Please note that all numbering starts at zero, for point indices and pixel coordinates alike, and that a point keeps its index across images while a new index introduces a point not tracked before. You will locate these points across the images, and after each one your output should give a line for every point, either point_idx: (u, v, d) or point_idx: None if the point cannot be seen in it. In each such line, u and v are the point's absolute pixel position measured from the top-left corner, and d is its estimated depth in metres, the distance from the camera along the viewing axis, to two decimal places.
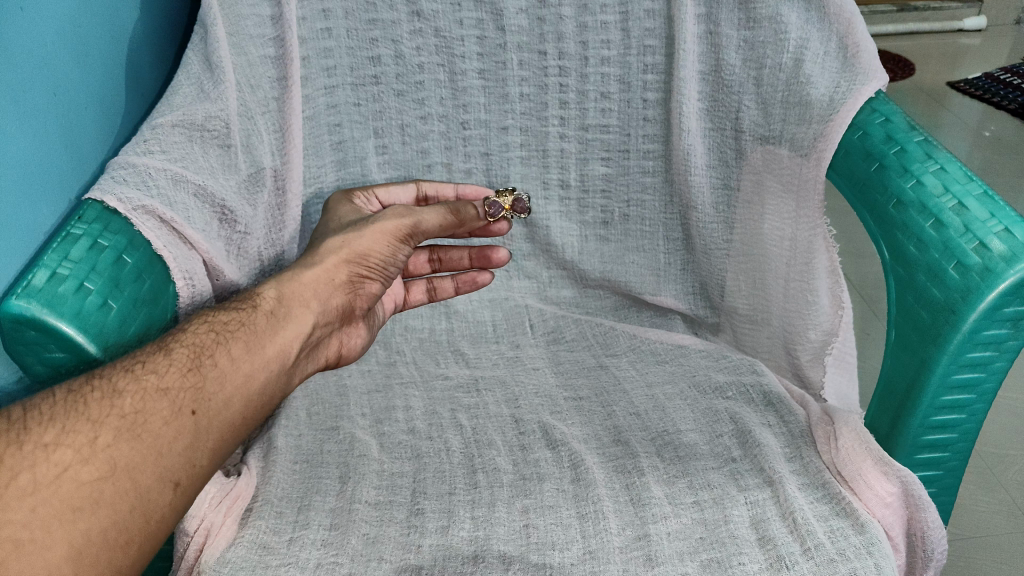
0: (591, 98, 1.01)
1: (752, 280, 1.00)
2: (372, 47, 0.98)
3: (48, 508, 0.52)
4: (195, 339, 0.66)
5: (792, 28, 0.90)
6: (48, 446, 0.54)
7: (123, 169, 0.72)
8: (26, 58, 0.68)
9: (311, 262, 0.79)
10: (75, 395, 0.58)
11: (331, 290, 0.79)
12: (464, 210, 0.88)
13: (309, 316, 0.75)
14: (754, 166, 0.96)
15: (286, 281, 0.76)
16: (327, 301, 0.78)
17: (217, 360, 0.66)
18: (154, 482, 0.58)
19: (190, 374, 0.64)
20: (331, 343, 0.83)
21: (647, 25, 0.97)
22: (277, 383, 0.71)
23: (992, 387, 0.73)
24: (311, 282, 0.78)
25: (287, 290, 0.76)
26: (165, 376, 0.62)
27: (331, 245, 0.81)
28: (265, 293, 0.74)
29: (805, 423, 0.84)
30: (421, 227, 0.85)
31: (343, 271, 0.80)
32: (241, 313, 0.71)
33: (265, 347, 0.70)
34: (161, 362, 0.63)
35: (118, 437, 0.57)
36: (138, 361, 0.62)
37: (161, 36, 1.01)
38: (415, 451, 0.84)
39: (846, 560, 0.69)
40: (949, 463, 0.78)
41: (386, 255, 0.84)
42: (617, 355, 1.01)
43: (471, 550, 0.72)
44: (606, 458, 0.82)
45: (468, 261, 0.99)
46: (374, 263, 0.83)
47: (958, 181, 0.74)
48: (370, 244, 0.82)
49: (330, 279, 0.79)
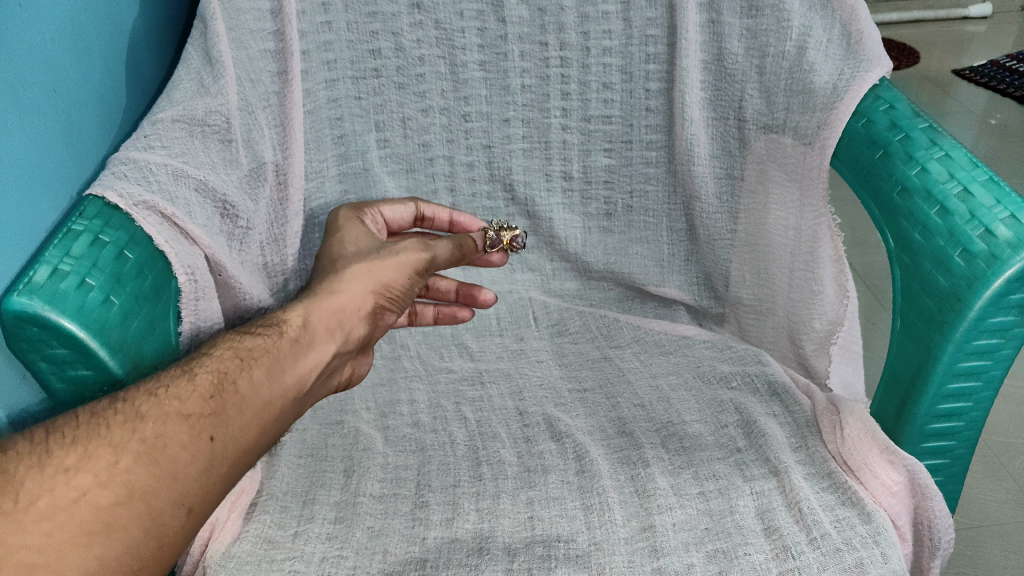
0: (593, 88, 1.00)
1: (757, 270, 1.00)
2: (372, 40, 0.97)
3: (63, 532, 0.51)
4: (218, 364, 0.65)
5: (794, 15, 0.90)
6: (69, 471, 0.54)
7: (124, 164, 0.72)
8: (26, 54, 0.68)
9: (336, 288, 0.77)
10: (97, 419, 0.57)
11: (355, 320, 0.77)
12: (466, 243, 0.89)
13: (330, 347, 0.73)
14: (758, 155, 0.95)
15: (312, 306, 0.74)
16: (349, 331, 0.76)
17: (238, 386, 0.64)
18: (169, 506, 0.56)
19: (210, 399, 0.62)
20: (342, 368, 0.79)
21: (648, 14, 0.96)
22: (291, 410, 0.69)
23: (1000, 374, 0.72)
24: (336, 310, 0.75)
25: (313, 317, 0.73)
26: (186, 403, 0.61)
27: (357, 271, 0.79)
28: (290, 318, 0.72)
29: (810, 412, 0.84)
30: (435, 263, 0.84)
31: (368, 301, 0.78)
32: (265, 339, 0.69)
33: (283, 377, 0.68)
34: (183, 387, 0.62)
35: (138, 461, 0.56)
36: (161, 385, 0.61)
37: (161, 32, 1.00)
38: (419, 444, 0.84)
39: (853, 550, 0.68)
40: (955, 452, 0.77)
41: (406, 288, 0.82)
42: (621, 346, 1.00)
43: (476, 543, 0.72)
44: (612, 449, 0.82)
45: (453, 294, 0.97)
46: (396, 295, 0.81)
47: (964, 168, 0.73)
48: (393, 275, 0.80)
49: (355, 308, 0.77)
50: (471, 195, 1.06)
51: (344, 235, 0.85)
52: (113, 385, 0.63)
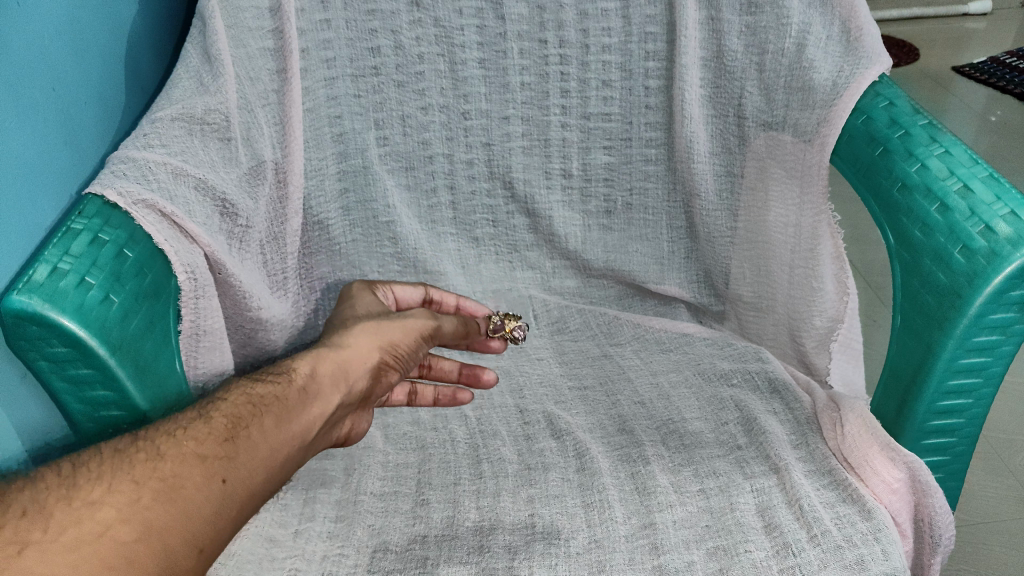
0: (593, 86, 1.00)
1: (756, 267, 1.00)
2: (372, 38, 0.97)
3: (85, 565, 0.50)
4: (232, 409, 0.64)
5: (794, 12, 0.90)
6: (94, 505, 0.53)
7: (123, 163, 0.72)
8: (24, 52, 0.68)
9: (345, 342, 0.75)
10: (119, 457, 0.56)
11: (363, 374, 0.74)
12: (470, 323, 0.91)
13: (337, 400, 0.71)
14: (758, 152, 0.95)
15: (320, 356, 0.72)
16: (356, 385, 0.74)
17: (251, 431, 0.62)
18: (185, 546, 0.54)
19: (225, 442, 0.60)
20: (343, 424, 0.76)
21: (647, 12, 0.97)
22: (297, 462, 0.66)
23: (1000, 371, 0.72)
24: (344, 362, 0.73)
25: (323, 368, 0.71)
26: (203, 444, 0.59)
27: (366, 329, 0.77)
28: (299, 368, 0.70)
29: (810, 410, 0.84)
30: (438, 331, 0.85)
31: (376, 356, 0.76)
32: (278, 386, 0.68)
33: (294, 425, 0.66)
34: (199, 429, 0.60)
35: (157, 499, 0.54)
36: (178, 427, 0.60)
37: (160, 33, 1.00)
38: (420, 442, 0.84)
39: (853, 546, 0.69)
40: (955, 448, 0.77)
41: (413, 350, 0.81)
42: (621, 344, 1.01)
43: (477, 540, 0.72)
44: (612, 447, 0.82)
45: (457, 374, 0.89)
46: (403, 354, 0.79)
47: (964, 164, 0.73)
48: (400, 334, 0.79)
49: (363, 362, 0.75)
50: (470, 193, 1.05)
51: (355, 303, 0.84)
52: (113, 384, 0.63)
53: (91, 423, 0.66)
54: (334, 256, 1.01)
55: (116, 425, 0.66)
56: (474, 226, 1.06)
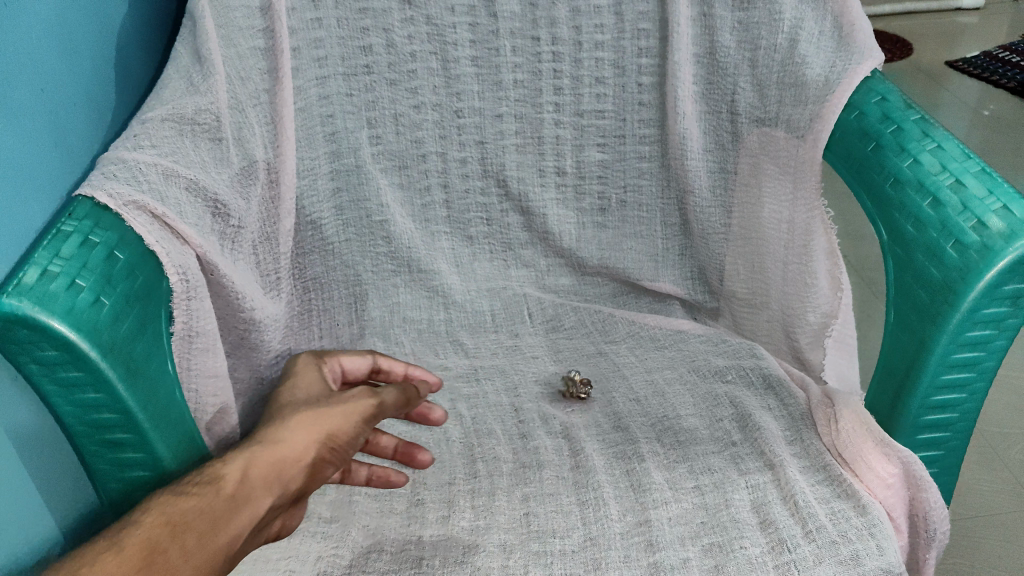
0: (586, 83, 1.00)
1: (750, 264, 1.00)
2: (364, 37, 0.97)
3: None
4: (162, 518, 0.57)
5: (787, 7, 0.91)
6: None
7: (114, 164, 0.72)
8: (12, 53, 0.68)
9: (281, 436, 0.65)
10: None
11: (300, 473, 0.64)
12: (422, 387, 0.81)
13: (268, 504, 0.62)
14: (751, 149, 0.95)
15: (252, 456, 0.63)
16: (290, 487, 0.64)
17: (182, 546, 0.56)
18: None
19: (147, 561, 0.54)
20: (274, 523, 0.66)
21: (640, 8, 0.97)
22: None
23: (993, 365, 0.72)
24: (280, 461, 0.64)
25: (255, 469, 0.62)
26: (123, 563, 0.53)
27: (301, 421, 0.66)
28: (227, 473, 0.61)
29: (805, 405, 0.84)
30: (383, 411, 0.73)
31: (315, 451, 0.66)
32: (207, 492, 0.59)
33: (223, 536, 0.58)
34: (119, 545, 0.54)
35: None
36: (105, 542, 0.54)
37: (150, 32, 1.00)
38: (415, 442, 0.84)
39: (848, 542, 0.69)
40: (950, 443, 0.77)
41: (352, 439, 0.69)
42: (616, 341, 1.00)
43: (472, 539, 0.72)
44: (607, 444, 0.82)
45: (392, 450, 0.80)
46: (341, 446, 0.67)
47: (956, 159, 0.73)
48: (337, 423, 0.68)
49: (300, 461, 0.65)
50: (464, 191, 1.04)
51: (297, 381, 0.76)
52: (104, 386, 0.62)
53: (82, 425, 0.65)
54: (328, 256, 1.00)
55: (107, 427, 0.65)
56: (469, 225, 1.06)
